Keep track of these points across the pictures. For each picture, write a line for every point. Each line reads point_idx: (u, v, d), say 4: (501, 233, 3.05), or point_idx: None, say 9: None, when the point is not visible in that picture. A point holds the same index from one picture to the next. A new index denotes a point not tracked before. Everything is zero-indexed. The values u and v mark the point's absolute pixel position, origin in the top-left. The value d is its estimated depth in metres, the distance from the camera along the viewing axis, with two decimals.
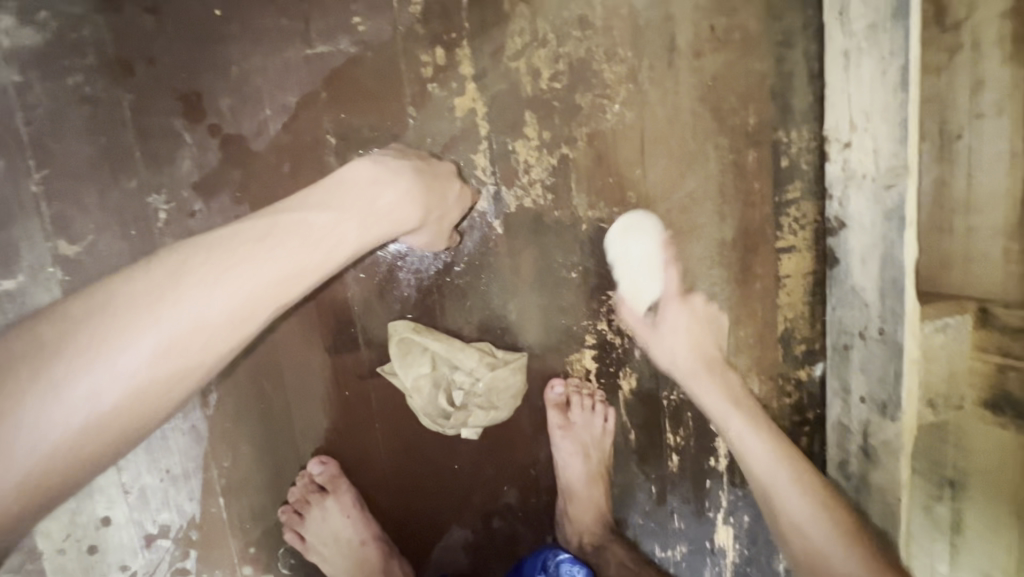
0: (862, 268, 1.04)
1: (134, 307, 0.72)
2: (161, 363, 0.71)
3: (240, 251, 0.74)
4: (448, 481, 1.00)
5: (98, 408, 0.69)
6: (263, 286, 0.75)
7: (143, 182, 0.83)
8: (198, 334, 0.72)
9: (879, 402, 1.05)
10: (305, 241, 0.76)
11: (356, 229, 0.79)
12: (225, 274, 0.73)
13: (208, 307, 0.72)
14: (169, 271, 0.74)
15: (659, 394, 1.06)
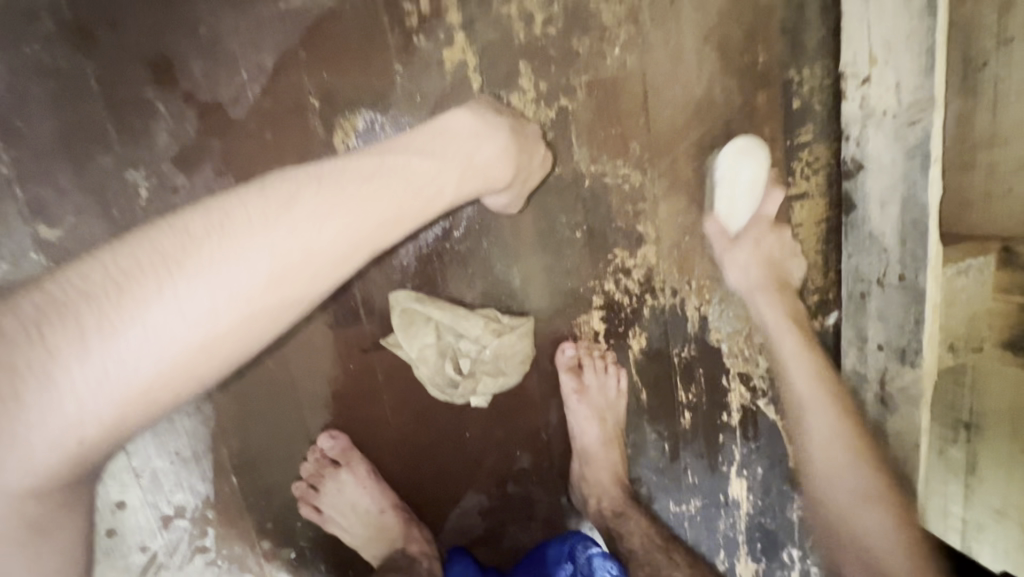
0: (881, 212, 1.00)
1: (230, 235, 0.60)
2: (267, 302, 0.61)
3: (348, 186, 0.67)
4: (460, 449, 0.99)
5: (178, 347, 0.56)
6: (365, 224, 0.68)
7: (120, 159, 0.78)
8: (303, 269, 0.63)
9: (898, 350, 1.03)
10: (408, 185, 0.72)
11: (452, 182, 0.76)
12: (338, 206, 0.66)
13: (318, 239, 0.64)
14: (280, 196, 0.64)
15: (671, 352, 1.05)
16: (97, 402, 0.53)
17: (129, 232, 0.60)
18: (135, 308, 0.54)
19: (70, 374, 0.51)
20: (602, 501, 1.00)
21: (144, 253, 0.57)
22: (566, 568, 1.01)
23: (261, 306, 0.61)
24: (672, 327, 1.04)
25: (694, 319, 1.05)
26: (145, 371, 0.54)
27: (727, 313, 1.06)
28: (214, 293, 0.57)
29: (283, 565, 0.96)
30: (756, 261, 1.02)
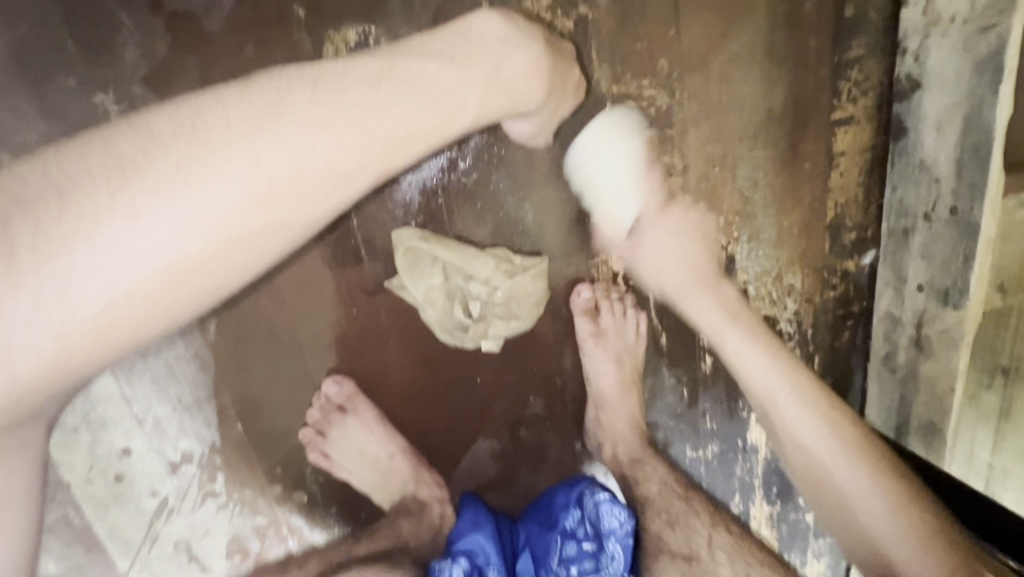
0: (936, 137, 0.92)
1: (232, 137, 0.61)
2: (262, 212, 0.62)
3: (351, 92, 0.67)
4: (470, 395, 0.96)
5: (173, 244, 0.58)
6: (376, 143, 0.69)
7: (84, 78, 0.70)
8: (301, 192, 0.65)
9: (941, 289, 0.97)
10: (421, 97, 0.71)
11: (475, 97, 0.76)
12: (331, 125, 0.65)
13: (311, 162, 0.64)
14: (267, 102, 0.64)
15: (693, 294, 0.99)
16: (91, 300, 0.56)
17: (93, 134, 0.61)
18: (122, 211, 0.56)
19: (63, 270, 0.54)
20: (617, 444, 1.00)
21: (126, 163, 0.58)
22: (573, 514, 0.98)
23: (236, 230, 0.61)
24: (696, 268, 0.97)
25: (720, 259, 0.97)
26: (135, 278, 0.57)
27: (756, 253, 0.98)
28: (178, 211, 0.58)
29: (296, 509, 0.95)
30: (691, 236, 0.95)
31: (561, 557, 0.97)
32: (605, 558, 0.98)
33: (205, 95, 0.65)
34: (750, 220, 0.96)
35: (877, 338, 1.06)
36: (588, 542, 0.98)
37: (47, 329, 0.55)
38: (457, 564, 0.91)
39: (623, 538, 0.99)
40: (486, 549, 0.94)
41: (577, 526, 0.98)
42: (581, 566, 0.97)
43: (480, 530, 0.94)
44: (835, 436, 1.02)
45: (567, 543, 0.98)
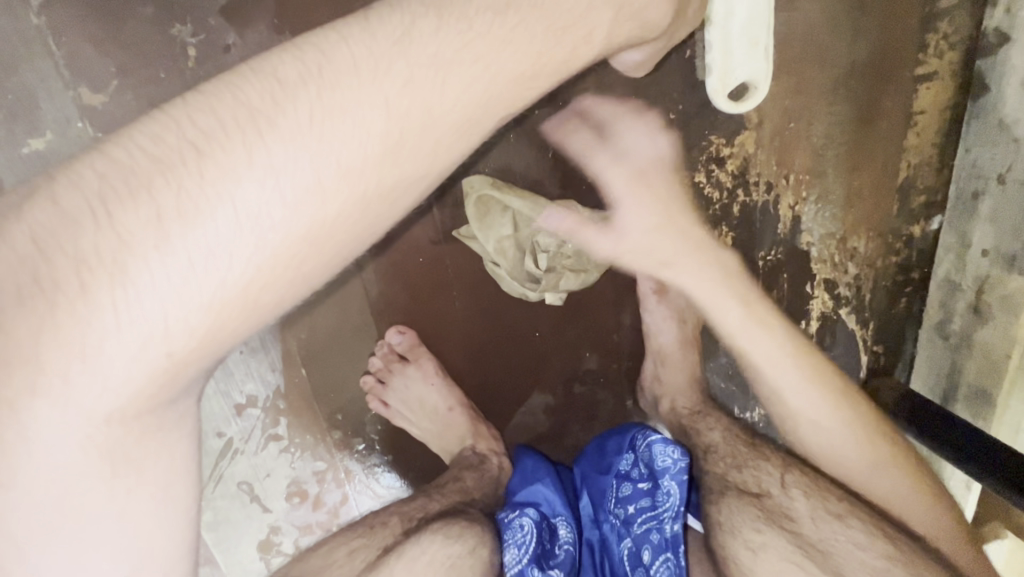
0: (1020, 95, 0.85)
1: (360, 80, 0.50)
2: (394, 166, 0.52)
3: (480, 20, 0.57)
4: (528, 349, 0.96)
5: (308, 210, 0.48)
6: (505, 78, 0.57)
7: (161, 9, 0.68)
8: (440, 131, 0.54)
9: (1008, 255, 0.91)
10: (547, 26, 0.60)
11: (607, 23, 0.63)
12: (469, 51, 0.55)
13: (453, 96, 0.54)
14: (392, 32, 0.53)
15: (756, 254, 0.97)
16: (232, 275, 0.46)
17: (206, 84, 0.50)
18: (264, 166, 0.46)
19: (204, 241, 0.45)
20: (676, 401, 0.94)
21: (258, 114, 0.47)
22: (627, 458, 0.84)
23: (376, 183, 0.52)
24: (761, 227, 0.95)
25: (786, 219, 0.96)
26: (275, 246, 0.47)
27: (822, 214, 0.97)
28: (320, 161, 0.48)
29: (353, 455, 0.98)
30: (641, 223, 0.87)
31: (617, 501, 0.81)
32: (661, 497, 0.77)
33: (322, 29, 0.54)
34: (821, 180, 0.94)
35: (933, 304, 1.05)
36: (643, 489, 0.79)
37: (187, 316, 0.45)
38: (524, 516, 0.75)
39: (680, 477, 0.77)
40: (550, 500, 0.80)
41: (632, 467, 0.82)
42: (637, 508, 0.78)
43: (541, 481, 0.82)
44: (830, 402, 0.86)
45: (621, 486, 0.82)
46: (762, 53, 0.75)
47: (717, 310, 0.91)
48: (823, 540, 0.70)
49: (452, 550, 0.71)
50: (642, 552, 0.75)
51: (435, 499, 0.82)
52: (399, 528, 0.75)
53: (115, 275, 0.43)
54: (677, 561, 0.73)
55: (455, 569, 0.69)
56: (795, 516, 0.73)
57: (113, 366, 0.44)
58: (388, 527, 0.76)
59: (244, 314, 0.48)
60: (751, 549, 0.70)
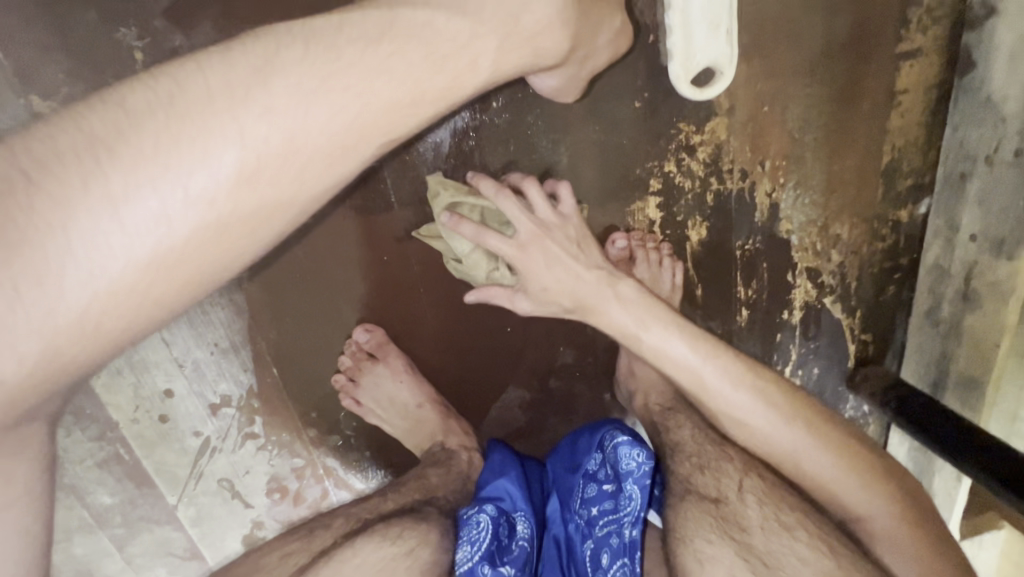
0: (1007, 70, 0.81)
1: (210, 113, 0.50)
2: (248, 198, 0.52)
3: (352, 47, 0.55)
4: (501, 344, 0.96)
5: (151, 240, 0.48)
6: (379, 107, 0.56)
7: (105, 13, 0.67)
8: (304, 162, 0.54)
9: (995, 239, 0.88)
10: (427, 50, 0.58)
11: (493, 51, 0.61)
12: (335, 81, 0.54)
13: (316, 127, 0.53)
14: (253, 62, 0.53)
15: (733, 245, 0.95)
16: (68, 304, 0.46)
17: (58, 111, 0.50)
18: (103, 198, 0.47)
19: (39, 272, 0.45)
20: (650, 395, 0.94)
21: (101, 146, 0.48)
22: (595, 457, 0.83)
23: (230, 213, 0.51)
24: (737, 216, 0.93)
25: (763, 207, 0.93)
26: (113, 277, 0.48)
27: (802, 201, 0.93)
28: (162, 194, 0.48)
29: (331, 452, 0.99)
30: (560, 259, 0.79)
31: (583, 501, 0.82)
32: (624, 501, 0.77)
33: (186, 57, 0.54)
34: (799, 165, 0.91)
35: (923, 290, 1.01)
36: (608, 491, 0.79)
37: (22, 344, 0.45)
38: (483, 513, 0.74)
39: (643, 481, 0.76)
40: (511, 495, 0.80)
41: (599, 468, 0.82)
42: (600, 510, 0.79)
43: (505, 476, 0.81)
44: (770, 412, 0.80)
45: (587, 486, 0.82)
46: (724, 39, 0.72)
47: (683, 367, 0.80)
48: (770, 553, 0.69)
49: (390, 550, 0.71)
50: (602, 554, 0.76)
51: (389, 500, 0.82)
52: (343, 530, 0.76)
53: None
54: (633, 566, 0.74)
55: (385, 569, 0.69)
56: (746, 527, 0.72)
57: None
58: (331, 529, 0.77)
59: (82, 341, 0.48)
60: (700, 560, 0.70)
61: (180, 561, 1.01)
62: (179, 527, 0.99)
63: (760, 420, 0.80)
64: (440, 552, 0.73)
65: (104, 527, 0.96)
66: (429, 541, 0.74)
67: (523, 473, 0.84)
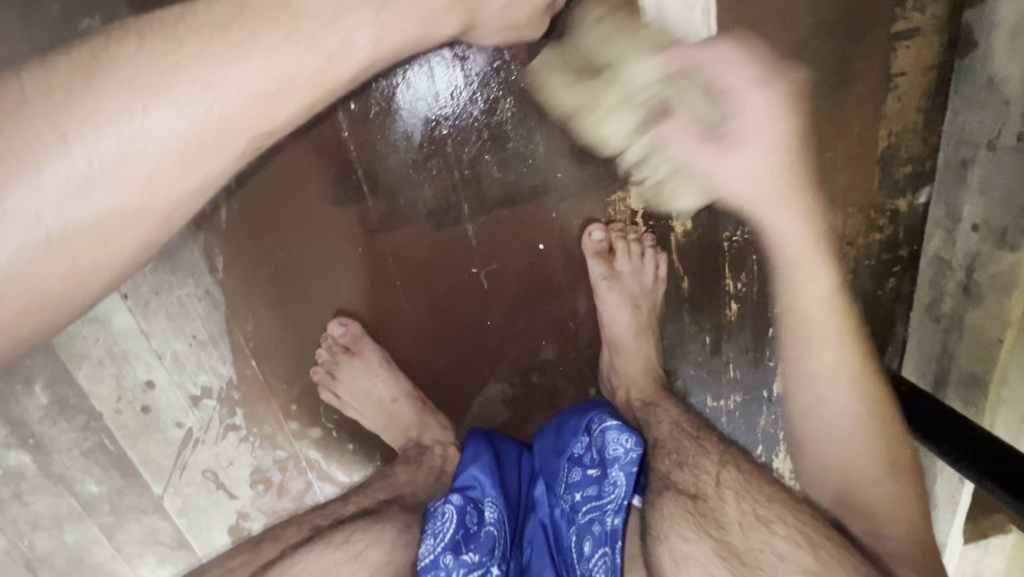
0: (1008, 49, 0.77)
1: (29, 124, 0.52)
2: (85, 202, 0.54)
3: (194, 36, 0.56)
4: (481, 338, 0.94)
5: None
6: (240, 96, 0.57)
7: (71, 4, 0.68)
8: (141, 166, 0.55)
9: (997, 229, 0.83)
10: (288, 37, 0.59)
11: (368, 28, 0.63)
12: (177, 75, 0.55)
13: (151, 133, 0.55)
14: (85, 62, 0.54)
15: (720, 236, 0.92)
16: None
17: None
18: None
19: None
20: (631, 391, 0.92)
21: None
22: (581, 441, 0.82)
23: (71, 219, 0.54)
24: (723, 206, 0.89)
25: None
26: None
27: None
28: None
29: (313, 444, 0.99)
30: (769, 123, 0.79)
31: (566, 487, 0.80)
32: (608, 488, 0.76)
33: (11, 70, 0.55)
34: None
35: (924, 283, 0.96)
36: (593, 476, 0.78)
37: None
38: (448, 504, 0.74)
39: (630, 468, 0.75)
40: (481, 482, 0.79)
41: (585, 452, 0.81)
42: (584, 496, 0.77)
43: (476, 462, 0.81)
44: (855, 397, 0.80)
45: (572, 470, 0.81)
46: None
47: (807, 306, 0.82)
48: (748, 551, 0.67)
49: (336, 555, 0.73)
50: (584, 542, 0.73)
51: (350, 504, 0.84)
52: (295, 538, 0.78)
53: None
54: (614, 557, 0.70)
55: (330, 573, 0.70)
56: (724, 524, 0.71)
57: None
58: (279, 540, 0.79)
59: None
60: (676, 560, 0.68)
61: (168, 550, 1.02)
62: (166, 517, 0.99)
63: (837, 401, 0.81)
64: (398, 549, 0.73)
65: (93, 515, 0.97)
66: (382, 540, 0.74)
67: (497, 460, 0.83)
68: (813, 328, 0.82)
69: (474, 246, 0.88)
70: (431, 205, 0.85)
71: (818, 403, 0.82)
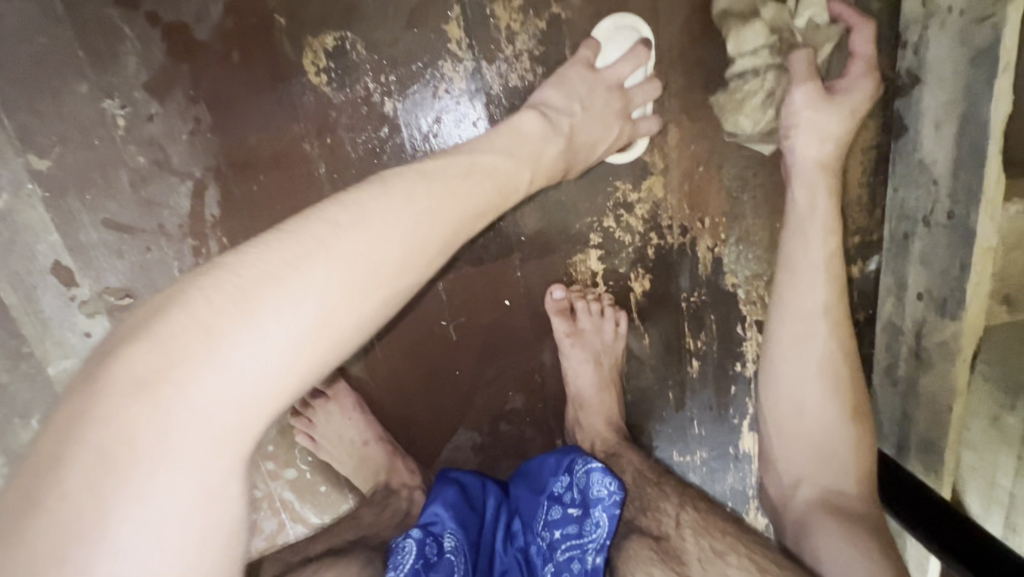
0: (934, 136, 0.83)
1: (370, 217, 0.57)
2: (402, 275, 0.58)
3: (448, 172, 0.66)
4: (452, 388, 0.99)
5: (340, 316, 0.52)
6: (467, 212, 0.66)
7: (93, 85, 0.78)
8: (426, 254, 0.61)
9: (939, 299, 0.88)
10: (493, 179, 0.69)
11: (526, 179, 0.74)
12: (447, 197, 0.64)
13: (438, 226, 0.62)
14: (391, 185, 0.61)
15: (677, 296, 0.97)
16: (236, 408, 0.46)
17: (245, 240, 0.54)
18: (289, 290, 0.50)
19: (230, 354, 0.46)
20: (595, 444, 0.95)
21: (293, 252, 0.52)
22: (562, 480, 0.86)
23: (389, 288, 0.57)
24: (680, 270, 0.95)
25: (706, 260, 0.95)
26: (304, 348, 0.50)
27: (745, 255, 0.95)
28: (350, 273, 0.53)
29: (287, 485, 1.03)
30: None
31: (544, 524, 0.82)
32: (589, 527, 0.79)
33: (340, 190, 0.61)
34: (739, 223, 0.93)
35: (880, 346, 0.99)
36: (573, 515, 0.81)
37: (201, 438, 0.45)
38: (409, 538, 0.77)
39: (612, 510, 0.80)
40: (442, 519, 0.81)
41: (565, 491, 0.84)
42: (563, 534, 0.79)
43: (438, 500, 0.84)
44: (831, 343, 0.83)
45: (552, 508, 0.83)
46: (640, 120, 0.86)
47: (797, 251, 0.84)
48: None
49: None
50: None
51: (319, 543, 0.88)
52: None
53: (84, 421, 0.43)
54: None
55: None
56: (685, 559, 0.75)
57: (162, 481, 0.43)
58: None
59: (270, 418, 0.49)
60: None
61: None
62: None
63: (816, 345, 0.83)
64: None
65: None
66: (350, 570, 0.77)
67: (458, 498, 0.85)
68: (799, 286, 0.84)
69: (445, 300, 0.94)
70: None
71: (803, 351, 0.83)
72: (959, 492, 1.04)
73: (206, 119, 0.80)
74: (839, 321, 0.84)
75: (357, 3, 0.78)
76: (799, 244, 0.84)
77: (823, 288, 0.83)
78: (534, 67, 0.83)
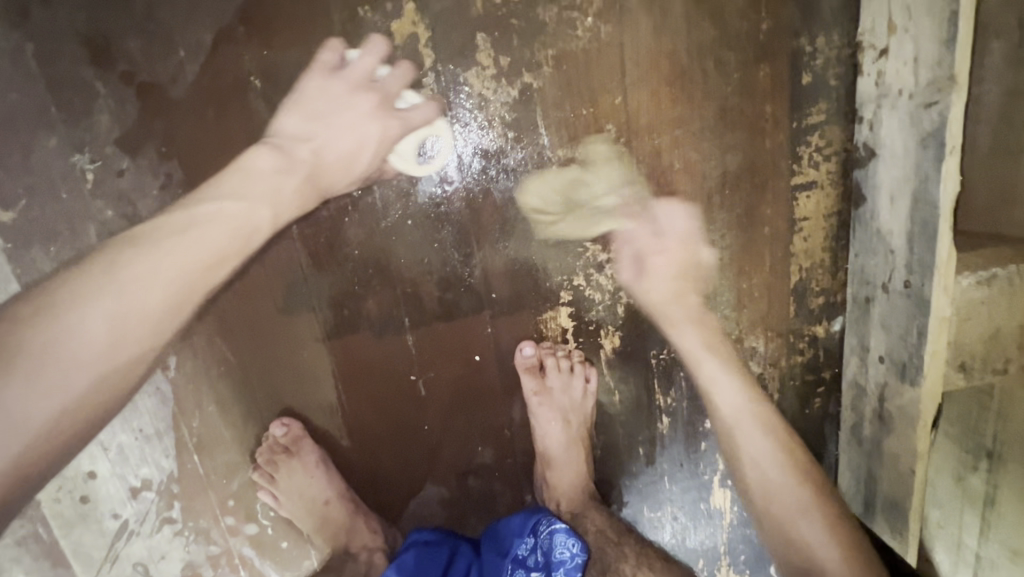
0: (890, 208, 0.86)
1: (47, 315, 0.74)
2: (123, 330, 0.76)
3: (172, 237, 0.78)
4: (420, 442, 0.98)
5: (33, 399, 0.72)
6: (200, 261, 0.80)
7: (64, 140, 0.78)
8: (149, 315, 0.78)
9: (899, 363, 0.89)
10: (228, 226, 0.80)
11: (268, 215, 0.82)
12: (169, 254, 0.77)
13: (167, 277, 0.78)
14: (102, 264, 0.76)
15: (647, 353, 0.98)
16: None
17: None
18: None
19: None
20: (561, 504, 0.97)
21: None
22: (526, 542, 0.85)
23: (97, 352, 0.75)
24: (650, 328, 0.96)
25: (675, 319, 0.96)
26: (38, 414, 0.73)
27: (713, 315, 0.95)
28: (50, 364, 0.73)
29: (247, 541, 0.99)
30: None
31: None
32: None
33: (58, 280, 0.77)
34: (706, 283, 0.94)
35: (846, 406, 1.01)
36: None
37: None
38: None
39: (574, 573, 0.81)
40: None
41: (529, 554, 0.84)
42: None
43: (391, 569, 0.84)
44: (761, 438, 0.93)
45: (515, 573, 0.83)
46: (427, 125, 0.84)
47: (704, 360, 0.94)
48: None
49: None
50: None
51: None
52: None
53: None
54: None
55: None
56: None
57: None
58: None
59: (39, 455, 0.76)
60: None
61: None
62: None
63: (751, 443, 0.93)
64: None
65: None
66: None
67: (415, 564, 0.85)
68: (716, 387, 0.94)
69: (414, 355, 0.93)
70: (374, 316, 0.91)
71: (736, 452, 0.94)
72: (927, 551, 1.04)
73: (178, 175, 0.80)
74: (764, 417, 0.93)
75: (331, 69, 0.80)
76: (699, 358, 0.94)
77: (735, 392, 0.94)
78: (506, 132, 0.85)
